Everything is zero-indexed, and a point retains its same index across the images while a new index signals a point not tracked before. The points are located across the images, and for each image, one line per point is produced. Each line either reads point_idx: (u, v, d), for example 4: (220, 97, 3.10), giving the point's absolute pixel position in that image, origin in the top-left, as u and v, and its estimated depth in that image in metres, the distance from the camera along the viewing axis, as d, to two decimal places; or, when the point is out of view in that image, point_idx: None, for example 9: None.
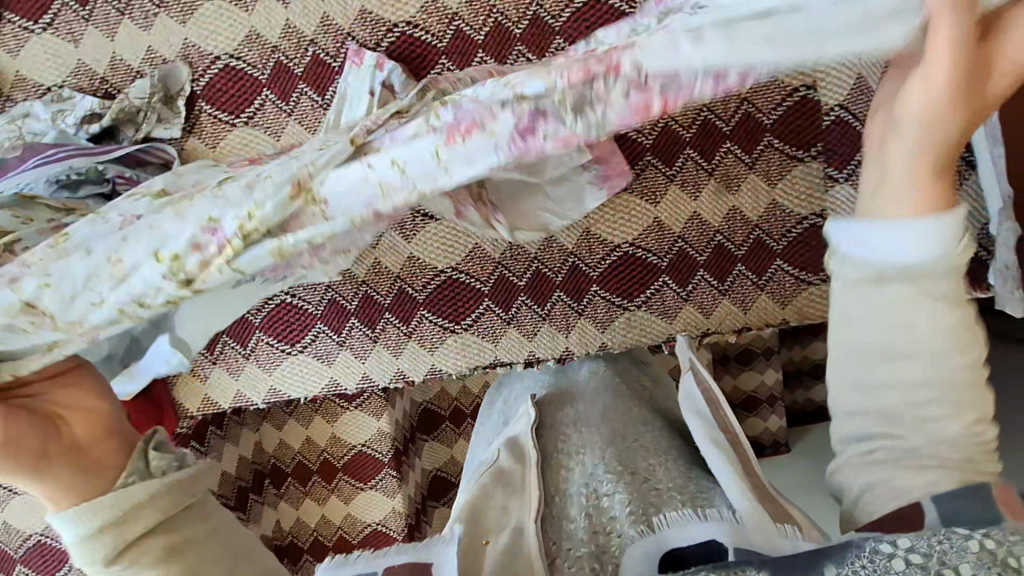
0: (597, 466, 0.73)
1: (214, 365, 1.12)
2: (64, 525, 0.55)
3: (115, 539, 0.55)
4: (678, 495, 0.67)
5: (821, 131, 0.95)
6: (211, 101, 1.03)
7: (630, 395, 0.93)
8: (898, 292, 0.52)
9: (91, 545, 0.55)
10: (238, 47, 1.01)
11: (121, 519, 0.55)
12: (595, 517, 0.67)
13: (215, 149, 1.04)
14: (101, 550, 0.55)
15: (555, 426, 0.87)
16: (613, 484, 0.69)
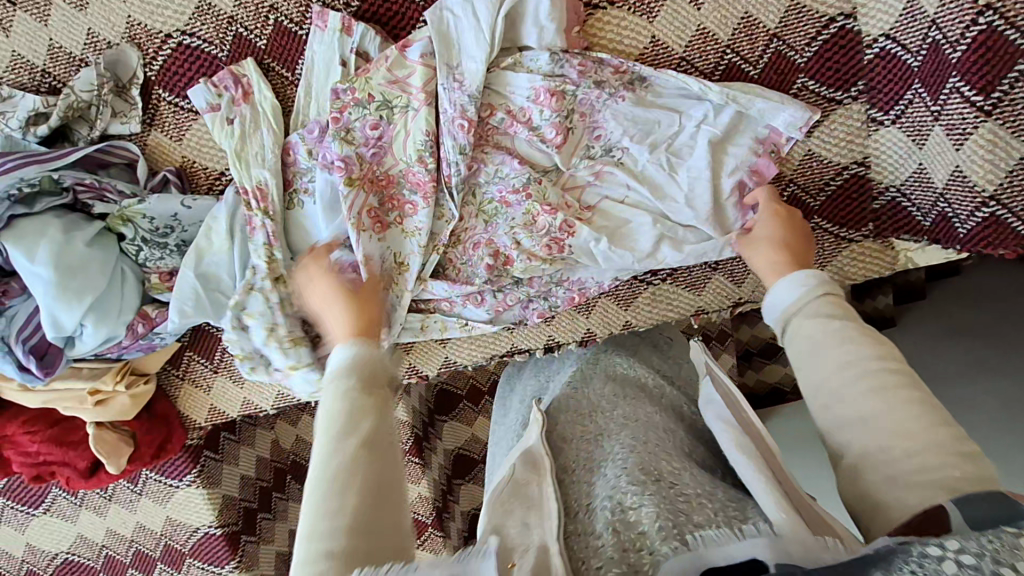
0: (619, 476, 0.66)
1: (216, 374, 1.05)
2: (345, 352, 0.64)
3: (366, 374, 0.62)
4: (707, 504, 0.62)
5: (863, 66, 0.83)
6: (169, 87, 0.91)
7: (648, 393, 0.87)
8: (797, 334, 0.63)
9: (349, 372, 0.62)
10: (189, 22, 0.88)
11: (375, 368, 0.63)
12: (622, 532, 0.60)
13: (180, 143, 0.93)
14: (353, 377, 0.61)
15: (575, 432, 0.79)
16: (638, 495, 0.62)
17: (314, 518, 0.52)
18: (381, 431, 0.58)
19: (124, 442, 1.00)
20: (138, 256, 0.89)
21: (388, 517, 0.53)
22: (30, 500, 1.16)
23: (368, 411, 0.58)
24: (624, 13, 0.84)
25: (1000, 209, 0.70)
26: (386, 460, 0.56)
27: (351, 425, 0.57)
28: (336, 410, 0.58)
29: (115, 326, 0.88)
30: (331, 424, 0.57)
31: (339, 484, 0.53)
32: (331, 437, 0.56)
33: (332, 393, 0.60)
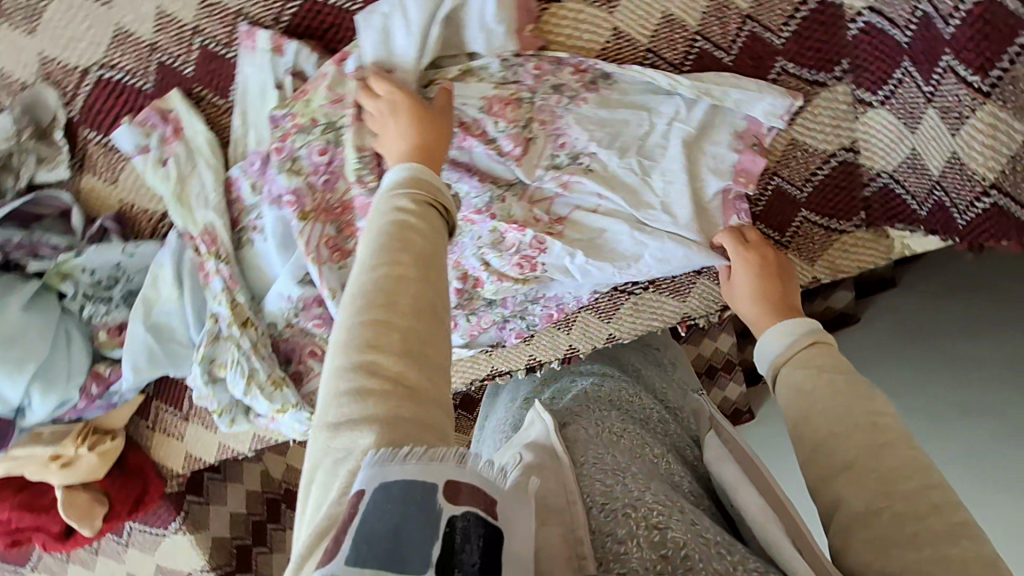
0: (643, 491, 0.65)
1: (187, 421, 0.99)
2: (404, 167, 0.60)
3: (425, 192, 0.58)
4: (729, 554, 0.59)
5: (847, 43, 0.75)
6: (95, 126, 0.83)
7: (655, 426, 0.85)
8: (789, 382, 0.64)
9: (404, 188, 0.58)
10: (108, 53, 0.80)
11: (431, 188, 0.59)
12: (648, 550, 0.59)
13: (117, 186, 0.86)
14: (407, 196, 0.58)
15: (580, 435, 0.76)
16: (665, 516, 0.61)
17: (354, 325, 0.50)
18: (433, 251, 0.54)
19: (98, 503, 0.96)
20: (83, 313, 0.84)
21: (433, 349, 0.51)
22: (14, 560, 1.13)
23: (422, 232, 0.55)
24: (581, 4, 0.75)
25: (997, 197, 0.65)
26: (439, 295, 0.53)
27: (404, 243, 0.53)
28: (392, 221, 0.55)
29: (66, 391, 0.83)
30: (376, 241, 0.54)
31: (380, 299, 0.50)
32: (378, 246, 0.53)
33: (383, 206, 0.57)
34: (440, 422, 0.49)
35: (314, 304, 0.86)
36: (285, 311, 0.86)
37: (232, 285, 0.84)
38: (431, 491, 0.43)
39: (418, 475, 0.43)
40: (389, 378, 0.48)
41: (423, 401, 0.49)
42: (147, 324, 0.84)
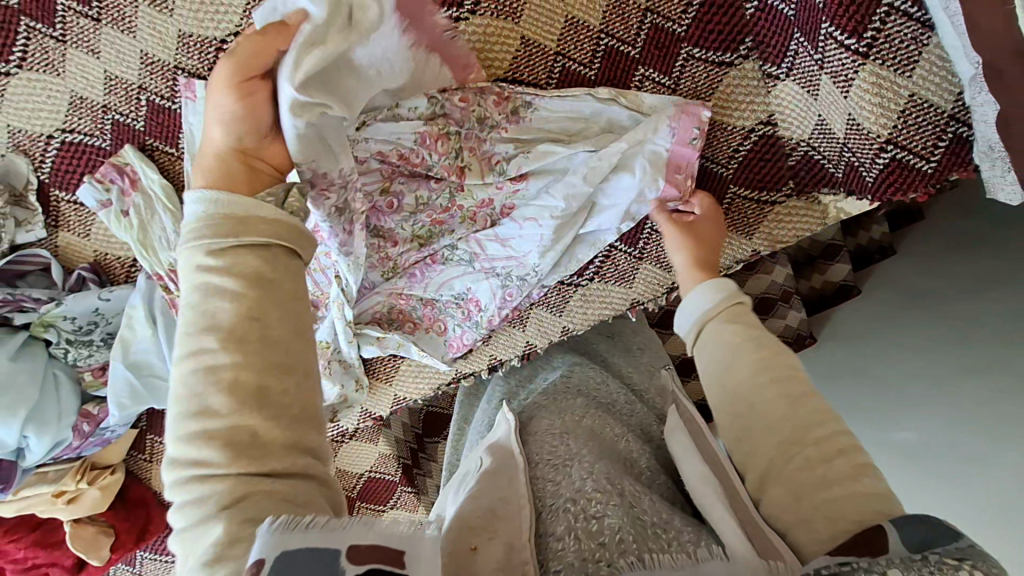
0: (585, 481, 0.65)
1: None
2: (204, 202, 0.54)
3: (231, 238, 0.53)
4: (664, 534, 0.59)
5: (746, 22, 0.78)
6: (64, 186, 0.91)
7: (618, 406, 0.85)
8: (715, 334, 0.70)
9: (215, 239, 0.53)
10: (67, 120, 0.88)
11: (243, 222, 0.54)
12: (585, 541, 0.57)
13: (89, 238, 0.93)
14: (217, 255, 0.52)
15: (542, 426, 0.79)
16: (602, 505, 0.61)
17: (185, 421, 0.50)
18: (245, 316, 0.51)
19: (103, 534, 1.02)
20: (68, 358, 0.91)
21: (271, 420, 0.50)
22: None
23: (234, 294, 0.51)
24: (488, 18, 0.78)
25: (889, 154, 0.67)
26: (266, 366, 0.51)
27: (212, 318, 0.51)
28: (202, 292, 0.52)
29: (58, 432, 0.90)
30: (193, 325, 0.51)
31: (201, 391, 0.50)
32: (192, 328, 0.51)
33: (190, 268, 0.53)
34: (300, 492, 0.50)
35: None
36: None
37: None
38: (333, 554, 0.44)
39: (319, 543, 0.44)
40: (229, 471, 0.48)
41: (279, 475, 0.50)
42: (127, 363, 0.91)
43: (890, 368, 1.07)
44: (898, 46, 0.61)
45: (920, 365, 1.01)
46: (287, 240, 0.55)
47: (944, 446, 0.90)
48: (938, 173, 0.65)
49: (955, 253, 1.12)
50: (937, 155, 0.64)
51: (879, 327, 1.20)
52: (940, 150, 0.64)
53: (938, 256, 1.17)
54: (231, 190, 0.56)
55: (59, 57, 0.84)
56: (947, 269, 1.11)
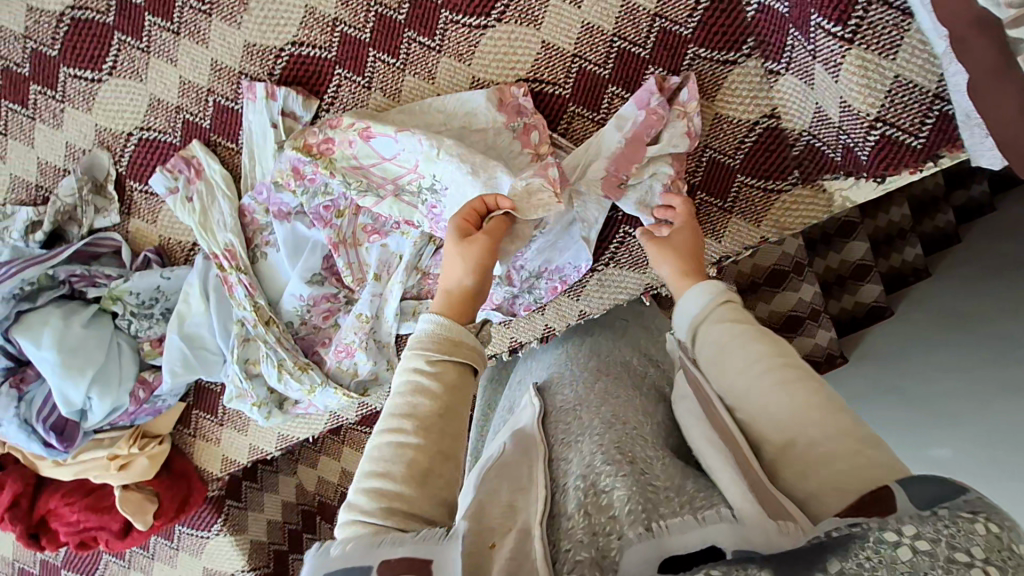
0: (594, 455, 0.64)
1: (222, 426, 1.14)
2: (431, 321, 0.69)
3: (446, 354, 0.67)
4: (676, 497, 0.58)
5: (748, 24, 0.85)
6: (138, 178, 1.03)
7: (633, 374, 0.84)
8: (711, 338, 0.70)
9: (431, 346, 0.67)
10: (145, 119, 1.01)
11: (456, 344, 0.68)
12: (595, 515, 0.58)
13: (157, 224, 1.05)
14: (428, 357, 0.66)
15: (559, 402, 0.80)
16: (611, 477, 0.60)
17: (367, 478, 0.62)
18: (437, 413, 0.64)
19: (148, 500, 1.10)
20: (130, 329, 1.00)
21: (426, 491, 0.60)
22: (85, 569, 1.28)
23: (433, 393, 0.64)
24: (512, 25, 0.90)
25: (880, 129, 0.71)
26: (439, 450, 0.63)
27: (416, 409, 0.64)
28: (415, 391, 0.65)
29: (119, 395, 0.99)
30: (395, 403, 0.65)
31: (388, 460, 0.62)
32: (396, 411, 0.65)
33: (405, 365, 0.67)
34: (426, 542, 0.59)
35: (322, 300, 0.99)
36: (298, 309, 0.99)
37: (252, 293, 0.98)
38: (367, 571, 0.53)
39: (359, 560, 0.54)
40: (384, 526, 0.58)
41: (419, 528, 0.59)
42: (180, 334, 1.00)
43: (938, 387, 1.06)
44: (882, 31, 0.67)
45: (967, 381, 1.00)
46: (479, 358, 0.69)
47: (993, 469, 0.87)
48: (926, 149, 0.70)
49: (999, 273, 1.12)
50: (924, 132, 0.69)
51: (916, 347, 1.19)
52: (928, 126, 0.69)
53: (979, 280, 1.17)
54: (452, 316, 0.70)
55: (143, 65, 0.98)
56: (995, 286, 1.10)
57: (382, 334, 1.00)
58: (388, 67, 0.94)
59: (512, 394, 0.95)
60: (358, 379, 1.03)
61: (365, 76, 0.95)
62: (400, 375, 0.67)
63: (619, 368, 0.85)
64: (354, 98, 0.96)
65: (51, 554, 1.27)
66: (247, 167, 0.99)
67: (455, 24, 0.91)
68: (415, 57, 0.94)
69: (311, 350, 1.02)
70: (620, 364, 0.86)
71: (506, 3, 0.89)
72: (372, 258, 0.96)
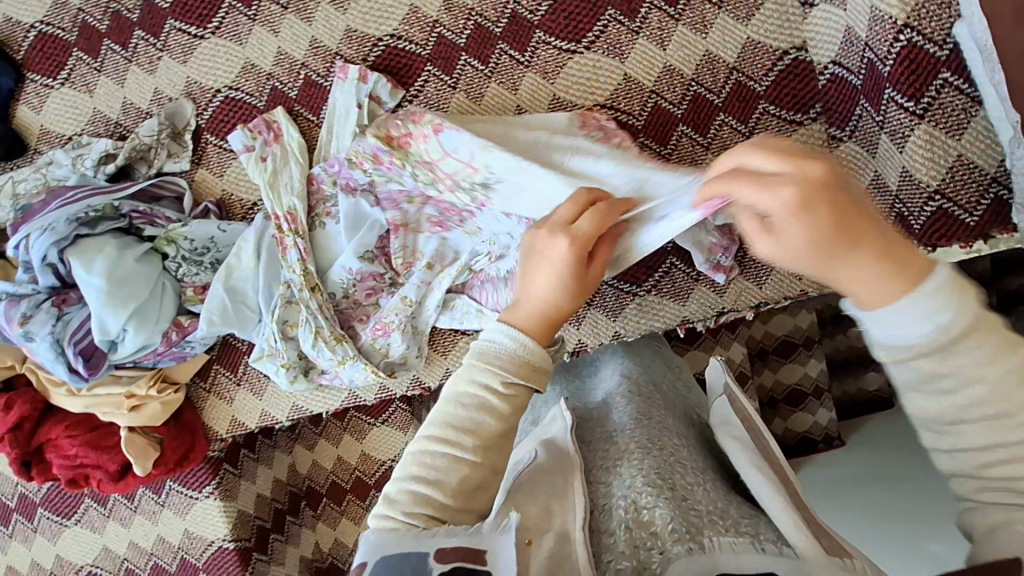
0: (636, 477, 0.68)
1: (239, 386, 1.14)
2: (511, 338, 0.68)
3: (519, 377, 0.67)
4: (719, 520, 0.63)
5: (818, 91, 0.92)
6: (216, 132, 1.08)
7: (667, 402, 0.88)
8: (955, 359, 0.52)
9: (510, 367, 0.67)
10: (235, 79, 1.06)
11: (533, 369, 0.68)
12: (636, 531, 0.63)
13: (222, 177, 1.08)
14: (502, 377, 0.67)
15: (596, 433, 0.83)
16: (653, 497, 0.64)
17: (415, 480, 0.64)
18: (500, 434, 0.66)
19: (152, 446, 1.10)
20: (177, 271, 1.02)
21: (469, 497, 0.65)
22: (63, 511, 1.26)
23: (499, 414, 0.66)
24: (598, 55, 0.97)
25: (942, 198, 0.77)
26: (491, 468, 0.66)
27: (480, 425, 0.65)
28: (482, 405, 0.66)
29: (152, 333, 0.99)
30: (457, 411, 0.66)
31: (441, 469, 0.64)
32: (455, 422, 0.66)
33: (470, 377, 0.68)
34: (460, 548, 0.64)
35: (370, 277, 1.01)
36: (344, 281, 1.01)
37: (303, 258, 1.00)
38: (423, 556, 0.56)
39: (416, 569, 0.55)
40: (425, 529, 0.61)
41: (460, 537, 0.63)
42: (226, 284, 1.02)
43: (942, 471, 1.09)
44: (951, 112, 0.73)
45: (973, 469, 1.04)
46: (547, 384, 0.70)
47: None
48: (979, 226, 0.76)
49: None
50: (979, 211, 0.75)
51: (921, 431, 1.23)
52: (983, 206, 0.75)
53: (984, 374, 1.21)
54: (535, 337, 0.69)
55: (246, 31, 1.04)
56: None
57: (422, 319, 1.02)
58: (475, 72, 1.00)
59: (531, 406, 0.98)
60: (389, 364, 1.05)
61: (453, 77, 1.01)
62: (468, 385, 0.67)
63: (653, 391, 0.88)
64: (437, 95, 1.02)
65: (32, 490, 1.25)
66: (323, 136, 1.03)
67: (546, 45, 0.98)
68: (502, 67, 1.00)
69: (347, 324, 1.04)
70: (652, 386, 0.90)
71: (597, 34, 0.96)
72: (428, 248, 0.99)
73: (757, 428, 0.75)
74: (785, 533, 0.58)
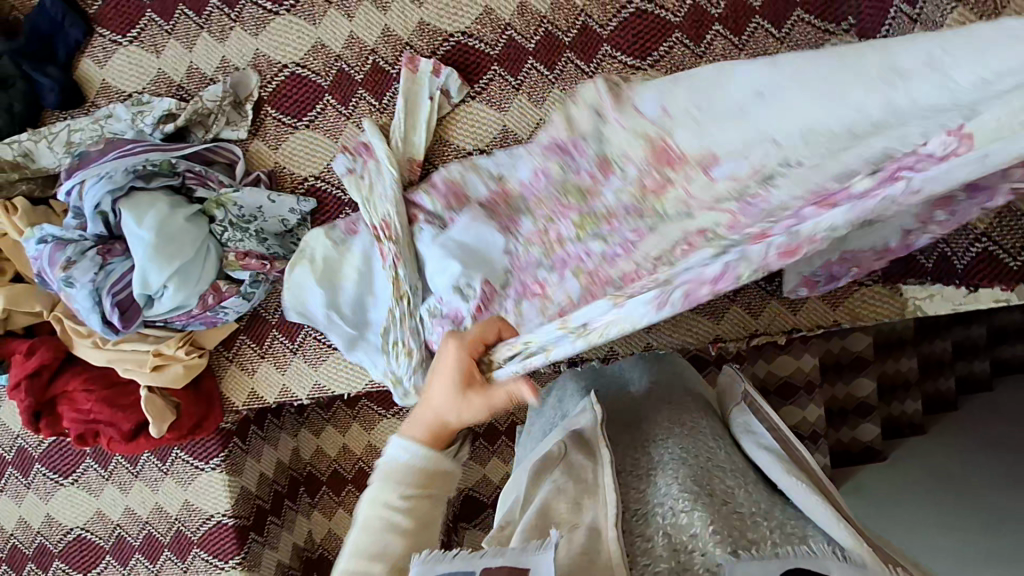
0: (672, 485, 0.67)
1: (263, 359, 1.14)
2: (414, 452, 0.66)
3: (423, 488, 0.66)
4: (763, 520, 0.63)
5: None
6: (277, 106, 1.10)
7: (694, 400, 0.88)
8: None
9: (402, 481, 0.65)
10: (304, 58, 1.08)
11: (431, 477, 0.66)
12: (674, 535, 0.62)
13: (277, 150, 1.10)
14: (400, 491, 0.65)
15: (624, 436, 0.83)
16: (690, 503, 0.63)
17: None
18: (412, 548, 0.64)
19: (169, 409, 1.08)
20: (223, 235, 1.02)
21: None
22: (61, 468, 1.23)
23: (405, 530, 0.64)
24: (661, 73, 1.00)
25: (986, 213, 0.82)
26: None
27: (403, 534, 0.64)
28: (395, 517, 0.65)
29: (190, 294, 0.99)
30: (363, 538, 0.64)
31: None
32: (367, 546, 0.63)
33: (375, 501, 0.65)
34: None
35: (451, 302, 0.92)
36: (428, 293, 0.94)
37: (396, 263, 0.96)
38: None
39: None
40: None
41: None
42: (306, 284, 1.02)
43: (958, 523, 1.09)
44: None
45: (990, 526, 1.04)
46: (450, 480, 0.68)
47: None
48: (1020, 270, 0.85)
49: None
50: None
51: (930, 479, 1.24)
52: None
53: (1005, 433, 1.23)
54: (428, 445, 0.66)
55: (321, 12, 1.07)
56: None
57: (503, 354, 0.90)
58: (540, 77, 1.03)
59: (558, 400, 0.99)
60: None
61: (518, 79, 1.04)
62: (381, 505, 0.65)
63: (682, 395, 0.89)
64: (500, 93, 1.05)
65: (32, 443, 1.22)
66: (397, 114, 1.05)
67: (612, 59, 1.01)
68: (567, 76, 1.03)
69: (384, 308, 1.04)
70: (684, 390, 0.91)
71: (662, 54, 1.00)
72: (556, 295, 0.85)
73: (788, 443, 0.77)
74: (847, 548, 0.58)
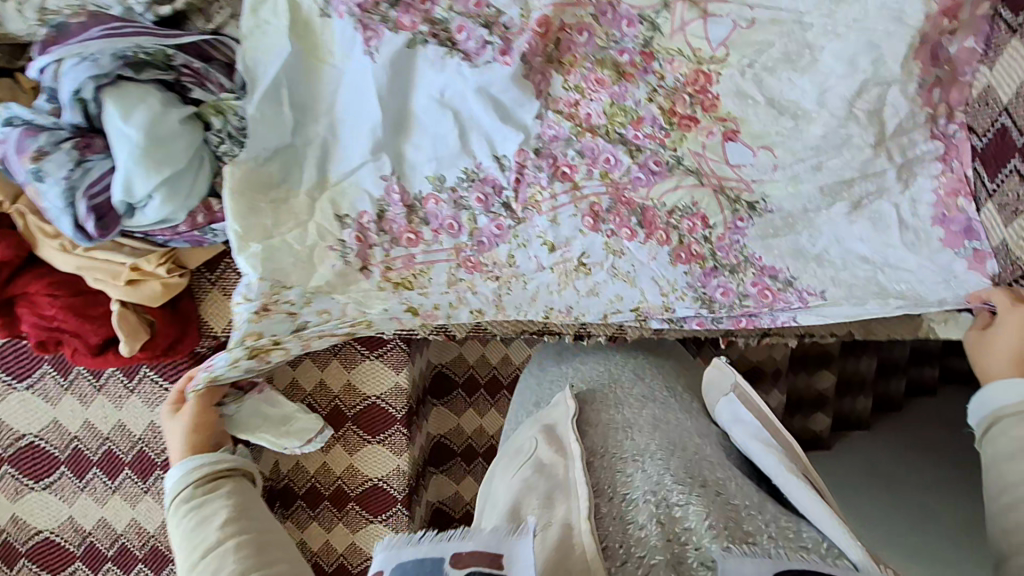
0: (663, 474, 0.64)
1: None
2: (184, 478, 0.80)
3: (209, 494, 0.79)
4: (757, 515, 0.59)
5: None
6: None
7: (681, 406, 0.85)
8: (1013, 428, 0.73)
9: (189, 480, 0.79)
10: None
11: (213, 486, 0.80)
12: (667, 525, 0.58)
13: None
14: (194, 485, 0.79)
15: (603, 419, 0.77)
16: (685, 495, 0.60)
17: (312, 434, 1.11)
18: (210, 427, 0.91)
19: (144, 328, 0.99)
20: (218, 147, 0.90)
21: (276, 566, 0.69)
22: (15, 371, 1.14)
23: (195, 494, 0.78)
24: None
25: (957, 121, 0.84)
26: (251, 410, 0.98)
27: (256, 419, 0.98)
28: (197, 512, 0.76)
29: (179, 208, 0.89)
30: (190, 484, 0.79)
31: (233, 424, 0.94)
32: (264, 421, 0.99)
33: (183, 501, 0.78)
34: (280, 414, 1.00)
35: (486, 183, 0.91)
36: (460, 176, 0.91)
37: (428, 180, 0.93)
38: (439, 564, 0.54)
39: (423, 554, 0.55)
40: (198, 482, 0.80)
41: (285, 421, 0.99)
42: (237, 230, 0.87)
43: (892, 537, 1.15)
44: None
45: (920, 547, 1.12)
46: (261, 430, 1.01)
47: None
48: None
49: None
50: None
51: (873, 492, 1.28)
52: None
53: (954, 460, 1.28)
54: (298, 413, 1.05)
55: None
56: None
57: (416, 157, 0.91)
58: None
59: (539, 384, 0.97)
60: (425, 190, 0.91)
61: None
62: (182, 522, 0.75)
63: (665, 400, 0.85)
64: None
65: None
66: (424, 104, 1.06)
67: None
68: None
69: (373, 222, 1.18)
70: (663, 394, 0.87)
71: None
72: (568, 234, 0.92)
73: (779, 428, 0.70)
74: (842, 547, 0.54)
